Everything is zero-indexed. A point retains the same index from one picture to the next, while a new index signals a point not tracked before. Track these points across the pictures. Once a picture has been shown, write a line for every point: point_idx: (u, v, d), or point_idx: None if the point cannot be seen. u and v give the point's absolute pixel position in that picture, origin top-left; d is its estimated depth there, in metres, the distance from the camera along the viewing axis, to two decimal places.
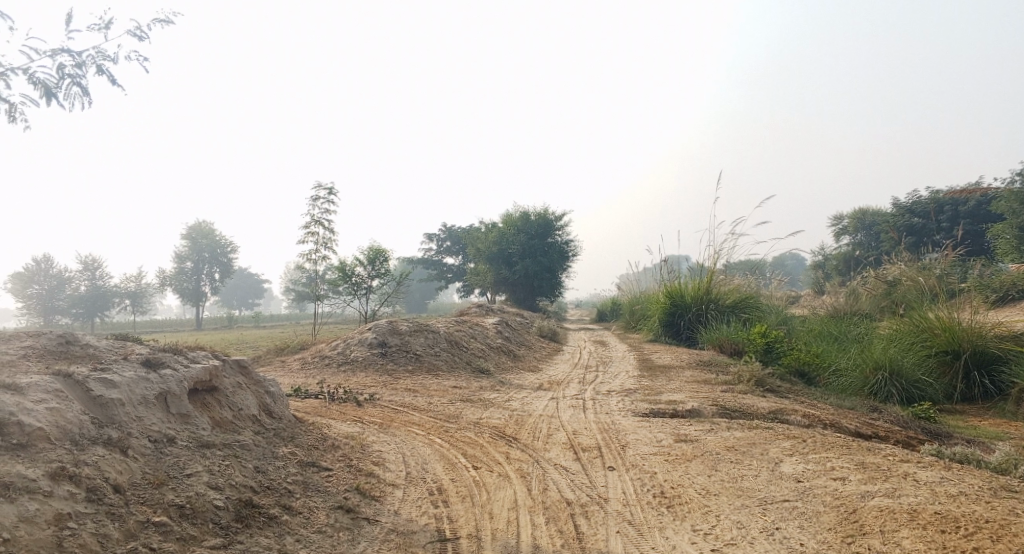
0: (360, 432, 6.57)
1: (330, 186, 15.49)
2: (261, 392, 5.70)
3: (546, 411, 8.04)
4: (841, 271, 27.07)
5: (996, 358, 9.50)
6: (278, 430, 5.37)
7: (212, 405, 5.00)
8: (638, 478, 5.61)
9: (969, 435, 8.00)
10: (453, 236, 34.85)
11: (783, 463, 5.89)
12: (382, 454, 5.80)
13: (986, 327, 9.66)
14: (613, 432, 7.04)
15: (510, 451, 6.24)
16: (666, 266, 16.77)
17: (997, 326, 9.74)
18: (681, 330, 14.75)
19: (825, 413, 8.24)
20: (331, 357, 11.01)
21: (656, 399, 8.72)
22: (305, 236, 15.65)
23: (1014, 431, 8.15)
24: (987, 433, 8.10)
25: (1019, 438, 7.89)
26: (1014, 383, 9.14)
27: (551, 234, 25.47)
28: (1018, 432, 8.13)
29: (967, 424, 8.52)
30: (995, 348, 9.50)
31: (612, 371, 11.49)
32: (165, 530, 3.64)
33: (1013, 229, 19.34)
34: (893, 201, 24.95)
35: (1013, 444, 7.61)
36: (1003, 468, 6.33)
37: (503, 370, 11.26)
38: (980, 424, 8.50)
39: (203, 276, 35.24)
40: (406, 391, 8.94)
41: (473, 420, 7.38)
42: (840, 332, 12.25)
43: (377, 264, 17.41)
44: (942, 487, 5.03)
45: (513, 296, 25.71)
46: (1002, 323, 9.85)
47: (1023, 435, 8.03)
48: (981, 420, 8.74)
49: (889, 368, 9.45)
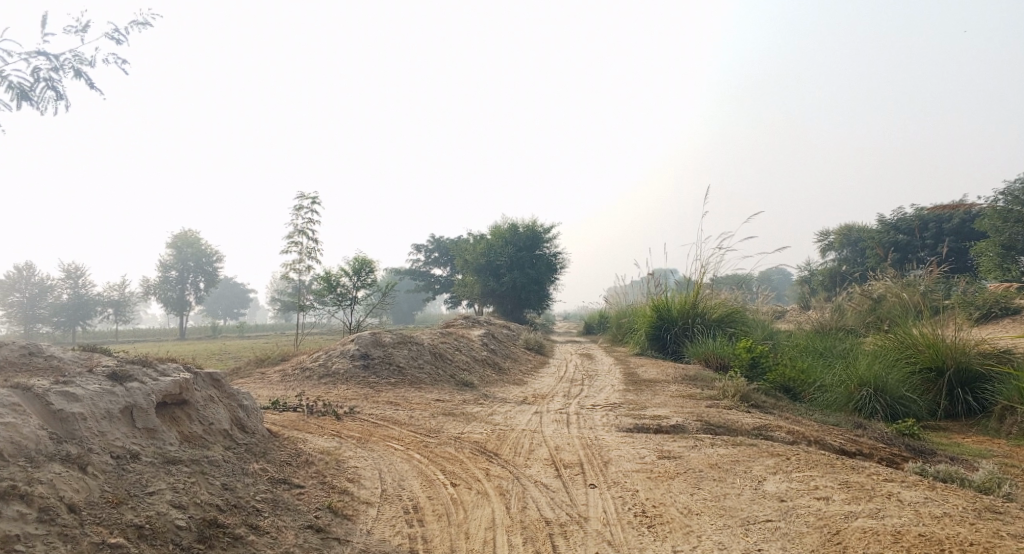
0: (337, 447, 6.43)
1: (314, 195, 15.39)
2: (234, 405, 5.56)
3: (529, 425, 7.92)
4: (827, 287, 27.18)
5: (979, 375, 9.49)
6: (250, 445, 5.23)
7: (181, 420, 4.86)
8: (619, 496, 5.50)
9: (953, 452, 7.96)
10: (441, 247, 34.74)
11: (766, 482, 5.80)
12: (358, 470, 5.66)
13: (969, 344, 9.66)
14: (596, 448, 6.94)
15: (490, 467, 6.12)
16: (653, 279, 16.73)
17: (981, 343, 9.73)
18: (667, 344, 14.67)
19: (810, 429, 8.17)
20: (313, 368, 10.84)
21: (640, 414, 8.62)
22: (289, 245, 15.49)
23: (998, 449, 8.12)
24: (971, 451, 8.06)
25: (1003, 456, 7.86)
26: (997, 400, 9.12)
27: (539, 247, 25.43)
28: (1002, 449, 8.10)
29: (950, 441, 8.49)
30: (979, 365, 9.50)
31: (597, 385, 11.38)
32: (121, 552, 3.50)
33: (997, 247, 19.49)
34: (878, 217, 25.10)
35: (997, 462, 7.57)
36: (987, 487, 6.28)
37: (487, 383, 11.13)
38: (964, 441, 8.46)
39: (188, 285, 34.91)
40: (388, 404, 8.79)
41: (454, 435, 7.25)
42: (825, 347, 12.22)
43: (363, 274, 17.26)
44: (927, 508, 4.95)
45: (500, 308, 25.61)
46: (986, 340, 9.85)
47: (1006, 453, 7.99)
48: (964, 437, 8.71)
49: (873, 384, 9.40)
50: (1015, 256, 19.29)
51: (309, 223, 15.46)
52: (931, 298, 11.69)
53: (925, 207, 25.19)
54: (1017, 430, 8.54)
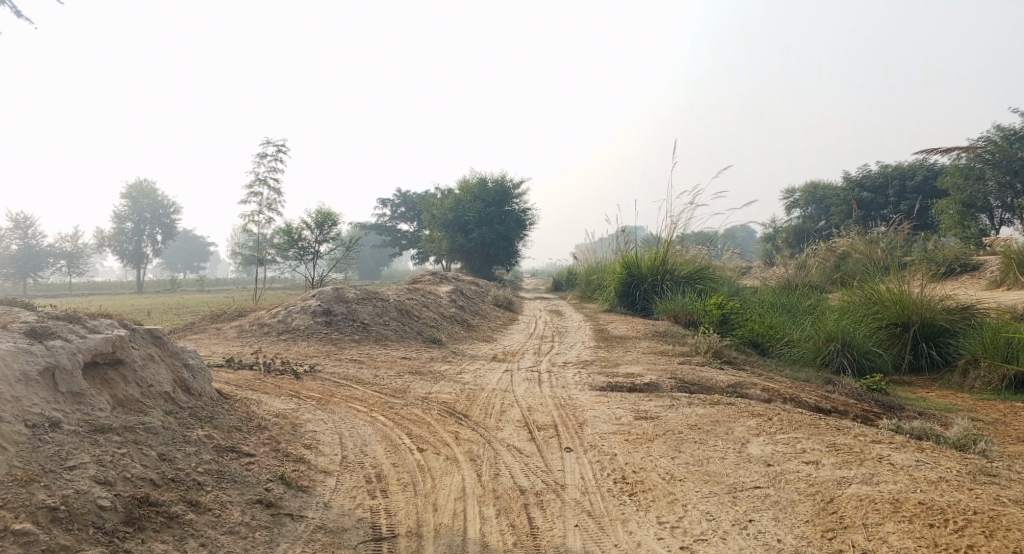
0: (294, 409, 5.98)
1: (279, 143, 14.60)
2: (177, 366, 5.08)
3: (499, 384, 7.55)
4: (791, 244, 27.18)
5: (943, 330, 9.37)
6: (195, 409, 4.77)
7: (115, 382, 4.37)
8: (597, 461, 5.17)
9: (920, 407, 7.81)
10: (408, 202, 34.00)
11: (750, 444, 5.50)
12: (316, 436, 5.24)
13: (936, 300, 9.49)
14: (570, 409, 6.58)
15: (459, 430, 5.72)
16: (623, 235, 16.38)
17: (948, 298, 9.60)
18: (636, 300, 14.40)
19: (783, 386, 7.95)
20: (271, 325, 10.29)
21: (614, 372, 8.31)
22: (249, 195, 14.73)
23: (964, 402, 8.00)
24: (937, 405, 7.93)
25: (970, 410, 7.74)
26: (960, 354, 9.02)
27: (508, 202, 24.88)
28: (967, 403, 7.97)
29: (916, 395, 8.35)
30: (943, 320, 9.36)
31: (568, 341, 11.03)
32: (28, 541, 3.04)
33: (955, 205, 19.71)
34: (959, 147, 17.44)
35: (966, 416, 7.41)
36: (963, 444, 6.11)
37: (455, 340, 10.70)
38: (929, 396, 8.33)
39: (145, 238, 33.74)
40: (351, 362, 8.33)
41: (421, 395, 6.84)
42: (792, 303, 12.02)
43: (326, 228, 16.57)
44: (922, 472, 4.71)
45: (469, 264, 25.12)
46: (951, 295, 9.72)
47: (972, 407, 7.86)
48: (928, 391, 8.58)
49: (841, 340, 9.19)
50: (975, 214, 19.35)
51: (271, 172, 14.70)
52: (898, 255, 11.53)
53: (889, 164, 25.19)
54: (980, 385, 8.43)
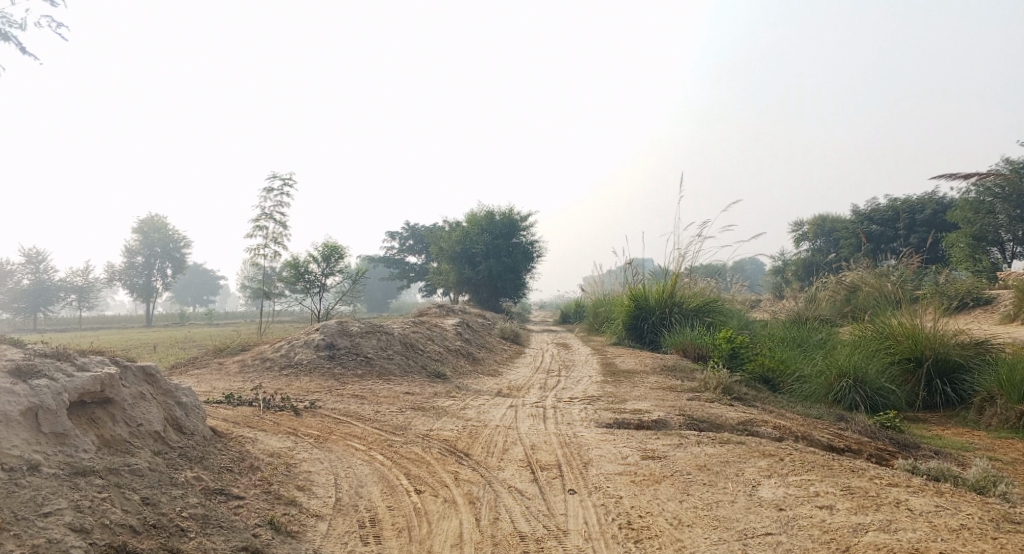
0: (290, 448, 5.83)
1: (285, 177, 14.60)
2: (170, 404, 4.95)
3: (503, 421, 7.37)
4: (801, 277, 26.96)
5: (957, 366, 9.13)
6: (185, 448, 4.63)
7: (102, 422, 4.25)
8: (602, 503, 4.98)
9: (936, 446, 7.56)
10: (416, 235, 34.04)
11: (761, 487, 5.29)
12: (311, 476, 5.08)
13: (949, 334, 9.27)
14: (575, 447, 6.40)
15: (459, 470, 5.55)
16: (631, 268, 16.24)
17: (960, 333, 9.38)
18: (644, 333, 14.19)
19: (795, 424, 7.73)
20: (274, 359, 10.16)
21: (620, 408, 8.10)
22: (254, 229, 14.71)
23: (980, 441, 7.75)
24: (953, 444, 7.68)
25: (987, 449, 7.49)
26: (976, 391, 8.77)
27: (516, 235, 24.84)
28: (984, 441, 7.72)
29: (931, 433, 8.10)
30: (957, 355, 9.14)
31: (575, 376, 10.84)
32: None
33: (966, 238, 19.32)
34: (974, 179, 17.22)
35: (984, 456, 7.17)
36: (982, 486, 5.87)
37: (460, 374, 10.53)
38: (944, 434, 8.07)
39: (155, 272, 33.87)
40: (352, 398, 8.16)
41: (422, 432, 6.67)
42: (802, 337, 11.80)
43: (332, 261, 16.54)
44: (941, 518, 4.50)
45: (476, 296, 24.99)
46: (964, 329, 9.51)
47: (990, 445, 7.61)
48: (943, 429, 8.33)
49: (852, 375, 8.97)
50: (986, 248, 19.12)
51: (277, 206, 14.69)
52: (909, 288, 11.32)
53: (898, 197, 25.05)
54: (996, 422, 8.18)
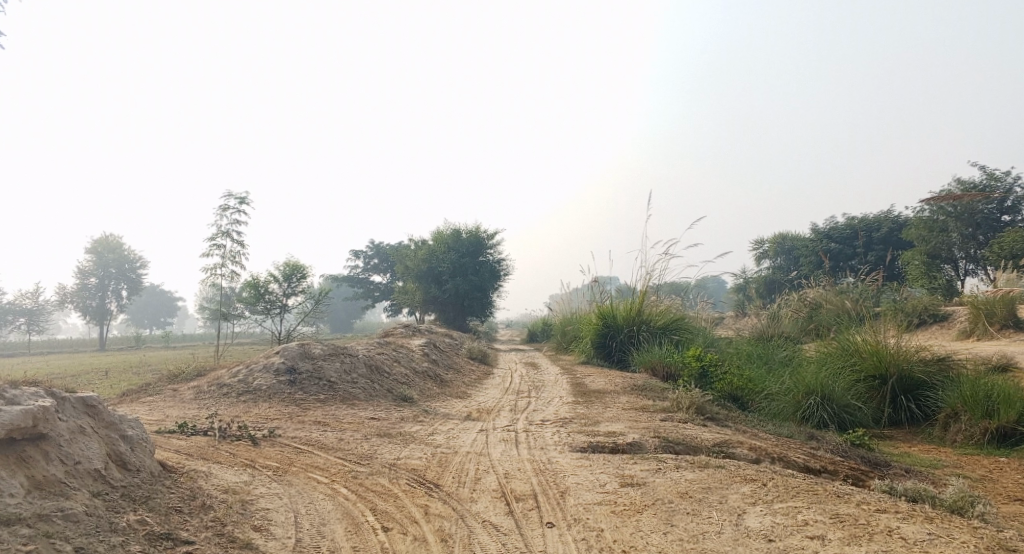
0: (247, 482, 5.43)
1: (241, 195, 14.10)
2: (113, 438, 4.53)
3: (474, 447, 7.03)
4: (763, 295, 27.15)
5: (921, 382, 9.03)
6: (129, 488, 4.23)
7: (33, 463, 3.86)
8: (583, 538, 4.72)
9: (906, 464, 7.43)
10: (381, 253, 33.56)
11: (747, 515, 5.05)
12: (269, 514, 4.71)
13: (912, 351, 9.19)
14: (550, 475, 6.09)
15: (430, 503, 5.20)
16: (598, 286, 16.06)
17: (923, 349, 9.31)
18: (613, 352, 13.93)
19: (769, 444, 7.53)
20: (231, 385, 9.67)
21: (595, 430, 7.81)
22: (211, 248, 14.16)
23: (948, 458, 7.63)
24: (922, 461, 7.54)
25: (957, 466, 7.37)
26: (940, 408, 8.67)
27: (483, 253, 24.60)
28: (952, 458, 7.61)
29: (899, 450, 7.97)
30: (921, 372, 9.03)
31: (545, 396, 10.54)
32: None
33: (921, 256, 19.48)
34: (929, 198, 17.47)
35: (955, 474, 7.05)
36: (960, 506, 5.67)
37: (428, 397, 10.15)
38: (912, 451, 7.95)
39: (109, 294, 32.70)
40: (315, 425, 7.75)
41: (388, 462, 6.30)
42: (768, 355, 11.70)
43: (294, 280, 16.13)
44: (938, 549, 4.43)
45: (443, 316, 24.58)
46: (927, 346, 9.45)
47: (957, 463, 7.49)
48: (910, 446, 8.20)
49: (820, 393, 8.84)
50: (940, 265, 19.36)
51: (234, 224, 14.19)
52: (870, 305, 11.30)
53: (855, 216, 25.48)
54: (961, 439, 8.09)
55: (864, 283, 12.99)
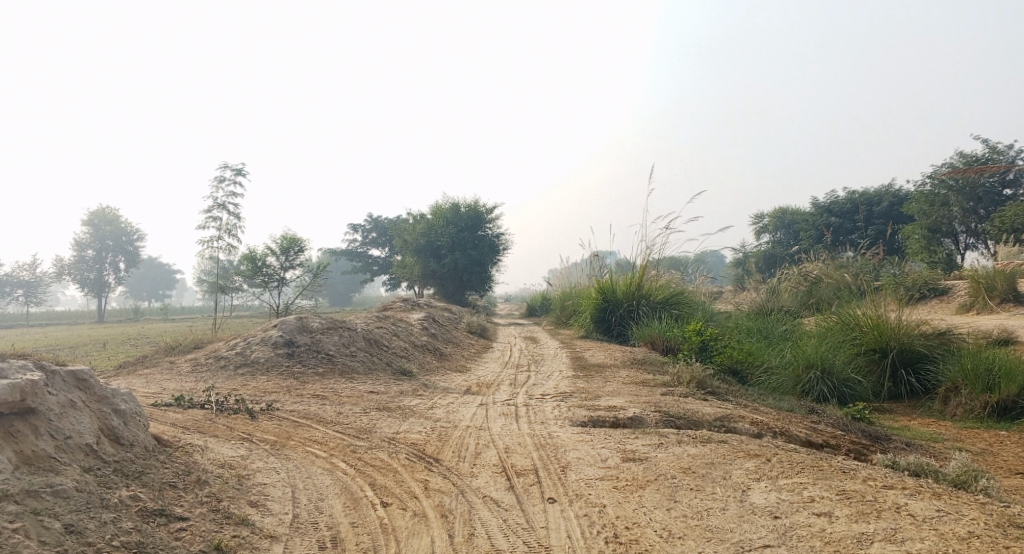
0: (244, 456, 5.35)
1: (237, 167, 13.90)
2: (105, 412, 4.42)
3: (474, 421, 6.94)
4: (762, 269, 27.02)
5: (922, 356, 8.92)
6: (122, 463, 4.13)
7: (22, 437, 3.77)
8: (585, 514, 4.65)
9: (907, 437, 7.36)
10: (379, 227, 33.37)
11: (751, 491, 4.98)
12: (266, 489, 4.62)
13: (913, 325, 9.08)
14: (551, 449, 6.01)
15: (430, 478, 5.11)
16: (597, 260, 15.92)
17: (924, 323, 9.19)
18: (612, 326, 13.83)
19: (770, 418, 7.45)
20: (229, 358, 9.58)
21: (595, 405, 7.71)
22: (207, 221, 13.99)
23: (949, 432, 7.55)
24: (923, 435, 7.47)
25: (959, 440, 7.30)
26: (940, 382, 8.59)
27: (481, 227, 24.42)
28: (952, 432, 7.53)
29: (899, 424, 7.90)
30: (921, 345, 8.92)
31: (545, 371, 10.45)
32: None
33: (922, 231, 19.47)
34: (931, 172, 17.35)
35: (956, 447, 6.98)
36: (964, 481, 5.59)
37: (427, 371, 10.07)
38: (912, 425, 7.87)
39: (107, 266, 32.57)
40: (313, 399, 7.66)
41: (387, 436, 6.21)
42: (768, 329, 11.59)
43: (292, 253, 15.98)
44: (947, 526, 4.37)
45: (442, 290, 24.47)
46: (927, 320, 9.34)
47: (958, 436, 7.42)
48: (910, 419, 8.13)
49: (820, 367, 8.74)
50: (940, 240, 19.23)
51: (230, 196, 14.00)
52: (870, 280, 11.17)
53: (855, 190, 25.27)
54: (961, 412, 8.03)
55: (864, 256, 12.85)
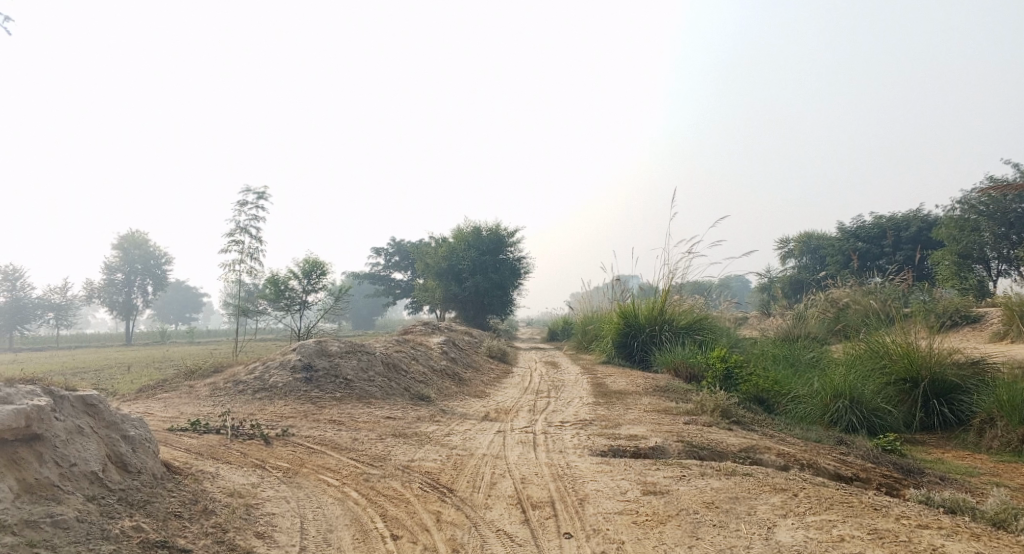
0: (255, 484, 5.25)
1: (260, 190, 13.98)
2: (113, 439, 4.35)
3: (491, 449, 6.78)
4: (787, 295, 26.59)
5: (955, 386, 8.61)
6: (128, 491, 4.04)
7: (25, 464, 3.70)
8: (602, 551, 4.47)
9: (941, 471, 7.06)
10: (402, 251, 33.47)
11: (778, 529, 4.76)
12: (274, 520, 4.50)
13: (945, 353, 8.77)
14: (569, 480, 5.82)
15: (442, 510, 4.96)
16: (619, 285, 15.73)
17: (956, 351, 8.88)
18: (634, 351, 13.61)
19: (796, 449, 7.19)
20: (247, 382, 9.52)
21: (615, 433, 7.51)
22: (229, 244, 14.07)
23: (984, 466, 7.24)
24: (958, 469, 7.17)
25: (996, 474, 6.98)
26: (975, 413, 8.27)
27: (503, 251, 24.37)
28: (987, 466, 7.22)
29: (932, 457, 7.60)
30: (954, 375, 8.61)
31: (565, 397, 10.27)
32: None
33: (953, 256, 18.90)
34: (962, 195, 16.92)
35: (993, 482, 6.67)
36: (1002, 519, 5.31)
37: (445, 397, 9.93)
38: (946, 458, 7.56)
39: (135, 290, 32.98)
40: (329, 424, 7.56)
41: (402, 464, 6.07)
42: (794, 356, 11.30)
43: (313, 277, 16.00)
44: None
45: (463, 314, 24.38)
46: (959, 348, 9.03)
47: (994, 470, 7.11)
48: (944, 451, 7.82)
49: (849, 396, 8.47)
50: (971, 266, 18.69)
51: (252, 220, 14.07)
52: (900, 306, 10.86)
53: (883, 214, 24.84)
54: (997, 445, 7.70)
55: (892, 282, 12.51)
